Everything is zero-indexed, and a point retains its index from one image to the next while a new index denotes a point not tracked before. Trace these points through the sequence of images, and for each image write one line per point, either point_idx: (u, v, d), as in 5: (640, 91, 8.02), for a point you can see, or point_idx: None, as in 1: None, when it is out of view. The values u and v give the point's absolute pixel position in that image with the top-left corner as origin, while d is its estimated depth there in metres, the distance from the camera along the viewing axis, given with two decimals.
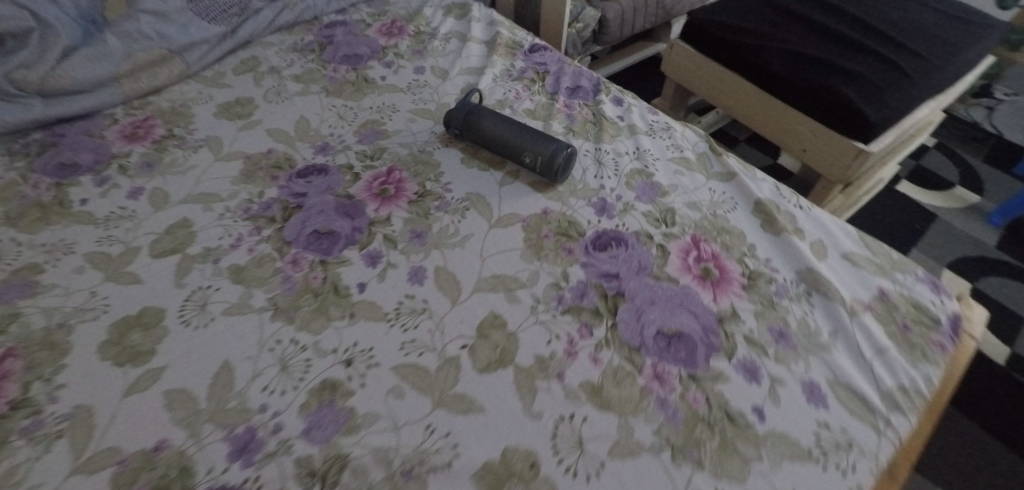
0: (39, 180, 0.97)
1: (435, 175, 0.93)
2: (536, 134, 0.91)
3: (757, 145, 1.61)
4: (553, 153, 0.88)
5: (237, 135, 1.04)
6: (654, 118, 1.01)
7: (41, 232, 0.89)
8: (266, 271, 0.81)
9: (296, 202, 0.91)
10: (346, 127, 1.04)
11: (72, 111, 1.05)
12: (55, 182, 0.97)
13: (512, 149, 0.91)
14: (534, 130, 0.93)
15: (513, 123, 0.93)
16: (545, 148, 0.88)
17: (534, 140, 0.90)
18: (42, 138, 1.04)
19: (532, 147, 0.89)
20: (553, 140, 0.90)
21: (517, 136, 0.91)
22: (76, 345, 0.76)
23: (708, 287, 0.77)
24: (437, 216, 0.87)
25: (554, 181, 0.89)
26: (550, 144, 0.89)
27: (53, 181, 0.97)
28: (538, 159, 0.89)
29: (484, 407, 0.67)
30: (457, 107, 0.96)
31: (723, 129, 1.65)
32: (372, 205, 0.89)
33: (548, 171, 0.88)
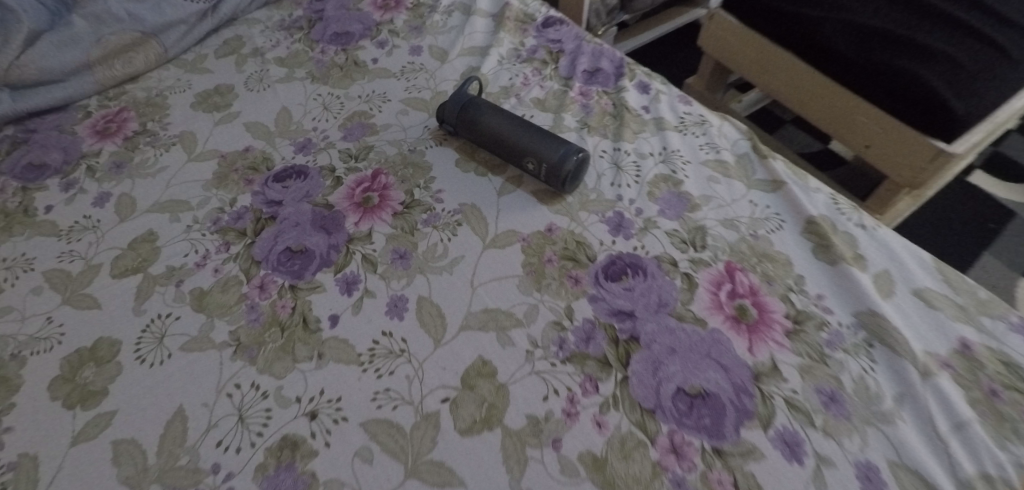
0: (5, 184, 0.89)
1: (426, 181, 0.81)
2: (542, 133, 0.77)
3: (805, 126, 1.47)
4: (561, 159, 0.74)
5: (213, 130, 0.95)
6: (687, 109, 0.86)
7: (3, 245, 0.82)
8: (231, 297, 0.72)
9: (270, 212, 0.81)
10: (331, 120, 0.93)
11: (42, 104, 0.97)
12: (21, 186, 0.89)
13: (514, 152, 0.78)
14: (540, 129, 0.79)
15: (516, 120, 0.80)
16: (551, 152, 0.75)
17: (540, 142, 0.76)
18: (13, 135, 0.96)
19: (536, 151, 0.76)
20: (561, 143, 0.76)
21: (520, 136, 0.77)
22: (25, 381, 0.68)
23: (743, 332, 0.63)
24: (424, 232, 0.75)
25: (561, 192, 0.76)
26: (558, 147, 0.75)
27: (19, 184, 0.89)
28: (542, 166, 0.75)
29: (464, 480, 0.57)
30: (452, 100, 0.83)
31: (767, 108, 1.51)
32: (352, 217, 0.78)
33: (555, 179, 0.75)
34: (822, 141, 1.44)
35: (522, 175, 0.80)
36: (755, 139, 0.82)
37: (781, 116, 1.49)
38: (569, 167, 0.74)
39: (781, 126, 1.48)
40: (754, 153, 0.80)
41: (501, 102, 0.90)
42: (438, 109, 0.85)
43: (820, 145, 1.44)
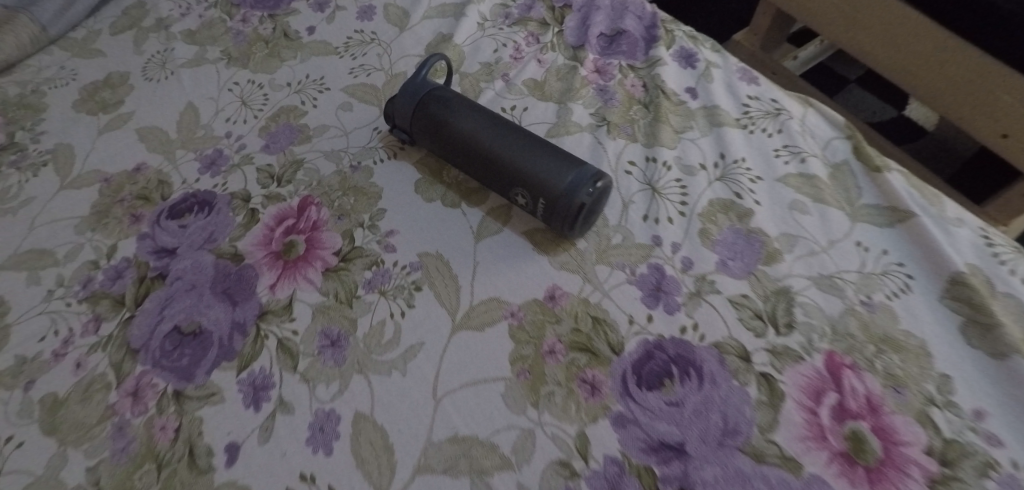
0: None
1: (372, 216, 0.56)
2: (538, 145, 0.50)
3: (873, 87, 1.18)
4: (569, 191, 0.47)
5: (96, 141, 0.70)
6: (753, 92, 0.61)
7: None
8: (93, 410, 0.50)
9: (158, 268, 0.58)
10: (251, 120, 0.68)
11: None
12: None
13: (497, 176, 0.51)
14: (536, 135, 0.52)
15: (500, 124, 0.53)
16: (554, 178, 0.48)
17: (534, 161, 0.49)
18: None
19: (529, 176, 0.49)
20: (569, 161, 0.49)
21: (505, 152, 0.51)
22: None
23: (861, 483, 0.40)
24: (366, 301, 0.51)
25: (572, 236, 0.50)
26: (564, 170, 0.48)
27: None
28: (540, 199, 0.49)
29: None
30: (404, 92, 0.56)
31: (824, 63, 1.21)
32: (268, 277, 0.54)
33: (561, 221, 0.49)
34: (895, 107, 1.15)
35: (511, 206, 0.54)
36: (856, 137, 0.57)
37: (844, 76, 1.20)
38: (582, 203, 0.47)
39: (844, 88, 1.18)
40: (858, 161, 0.55)
41: (481, 87, 0.64)
42: (388, 104, 0.59)
43: (893, 111, 1.15)
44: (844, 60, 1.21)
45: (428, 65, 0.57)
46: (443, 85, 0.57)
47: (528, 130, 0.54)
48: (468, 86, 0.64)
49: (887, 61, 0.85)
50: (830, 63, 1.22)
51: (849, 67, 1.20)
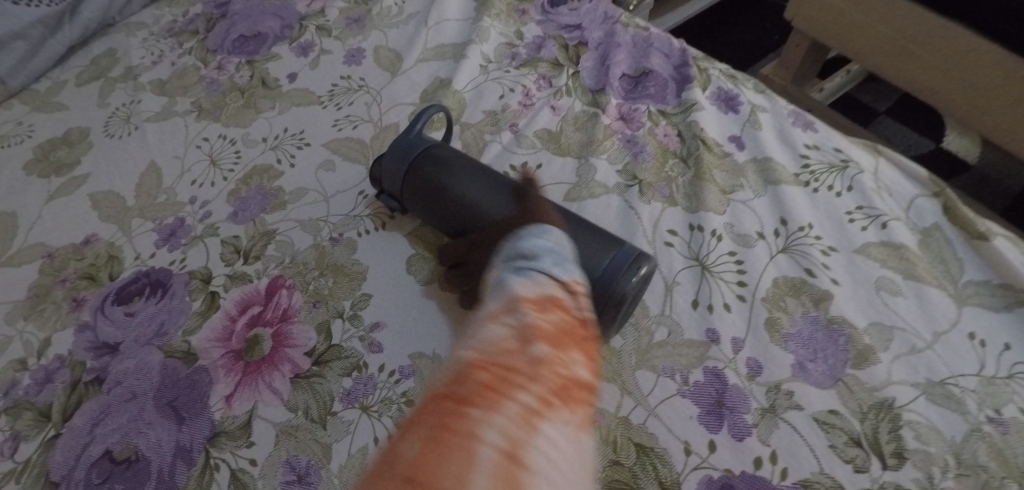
0: None
1: (354, 303, 0.45)
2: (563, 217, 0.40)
3: (905, 117, 1.06)
4: (608, 277, 0.37)
5: (46, 209, 0.60)
6: (812, 140, 0.51)
7: None
8: None
9: (95, 370, 0.45)
10: (220, 183, 0.58)
11: None
12: None
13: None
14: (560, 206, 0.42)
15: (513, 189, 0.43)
16: (588, 260, 0.38)
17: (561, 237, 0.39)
18: None
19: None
20: (603, 241, 0.39)
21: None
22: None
23: None
24: (344, 419, 0.40)
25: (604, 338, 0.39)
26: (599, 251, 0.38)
27: None
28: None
29: None
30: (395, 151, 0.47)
31: (850, 94, 1.10)
32: (223, 384, 0.43)
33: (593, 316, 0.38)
34: (932, 138, 1.02)
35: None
36: (945, 194, 0.47)
37: (872, 106, 1.08)
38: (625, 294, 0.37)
39: (873, 119, 1.06)
40: (951, 225, 0.45)
41: (485, 140, 0.54)
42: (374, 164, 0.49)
43: (931, 143, 1.02)
44: (870, 91, 1.10)
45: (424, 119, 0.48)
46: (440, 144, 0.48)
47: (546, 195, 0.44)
48: (470, 139, 0.55)
49: (944, 99, 0.76)
50: (857, 93, 1.10)
51: (876, 98, 1.09)
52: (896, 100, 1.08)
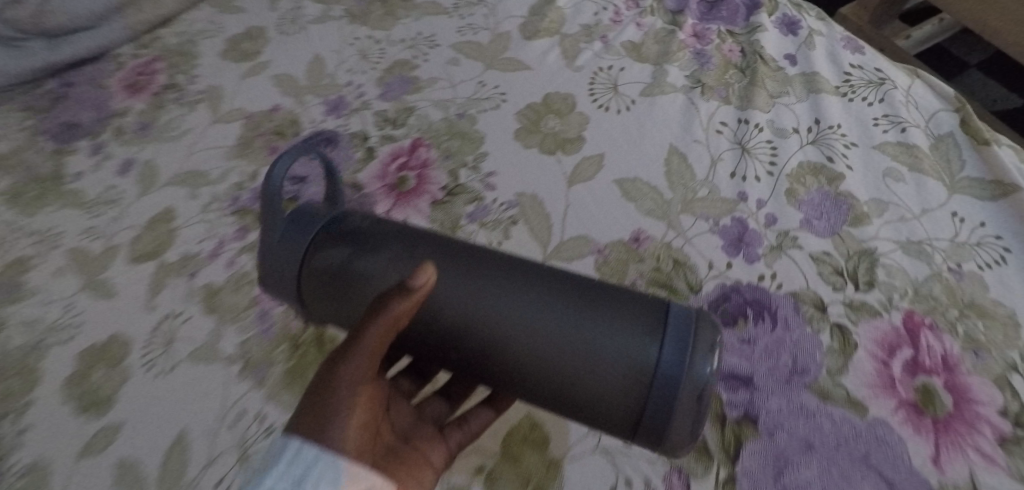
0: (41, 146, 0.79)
1: (475, 158, 0.61)
2: (573, 299, 0.38)
3: (996, 73, 1.07)
4: (671, 376, 0.35)
5: (241, 85, 0.78)
6: (856, 60, 0.60)
7: (33, 215, 0.72)
8: (242, 299, 0.59)
9: (293, 191, 0.65)
10: (369, 71, 0.73)
11: (79, 54, 0.86)
12: (54, 148, 0.78)
13: (519, 371, 0.37)
14: (530, 268, 0.40)
15: (465, 272, 0.39)
16: (637, 353, 0.36)
17: (579, 327, 0.37)
18: (52, 90, 0.85)
19: (590, 359, 0.36)
20: (643, 329, 0.36)
21: (516, 324, 0.37)
22: (40, 373, 0.58)
23: (930, 430, 0.41)
24: (467, 230, 0.56)
25: (675, 448, 0.36)
26: (638, 339, 0.36)
27: (54, 146, 0.79)
28: (624, 400, 0.36)
29: None
30: (292, 229, 0.43)
31: (942, 45, 1.11)
32: (382, 205, 0.60)
33: (660, 426, 0.35)
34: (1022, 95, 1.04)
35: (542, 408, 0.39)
36: (966, 111, 0.56)
37: (964, 59, 1.09)
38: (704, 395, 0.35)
39: (963, 71, 1.08)
40: (963, 134, 0.54)
41: (580, 47, 0.66)
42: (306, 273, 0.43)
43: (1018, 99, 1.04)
44: (964, 43, 1.11)
45: (281, 162, 0.45)
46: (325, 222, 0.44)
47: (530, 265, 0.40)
48: (568, 47, 0.67)
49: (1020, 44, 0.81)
50: (952, 46, 1.11)
51: (970, 51, 1.10)
52: (990, 56, 1.09)
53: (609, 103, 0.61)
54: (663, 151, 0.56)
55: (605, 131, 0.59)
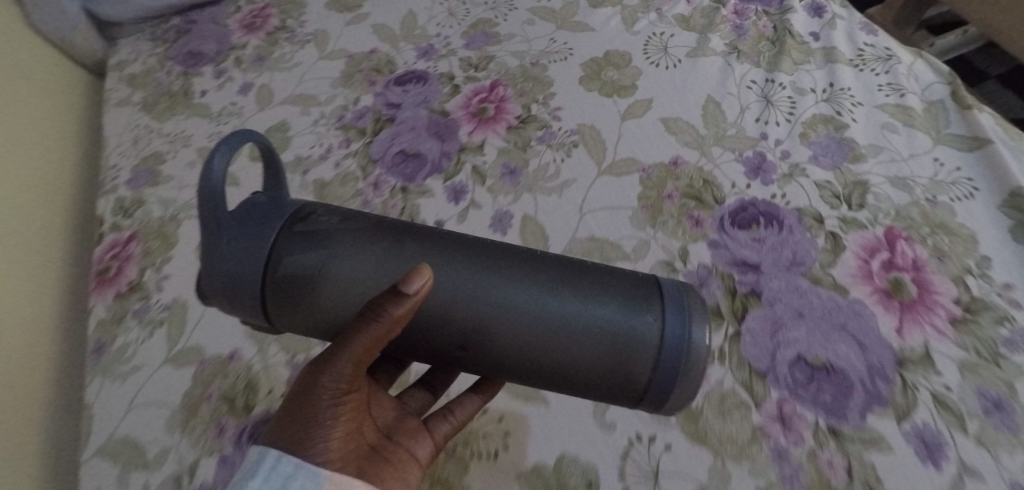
0: (171, 68, 0.94)
1: (545, 97, 0.74)
2: (567, 287, 0.40)
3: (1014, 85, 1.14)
4: (677, 345, 0.39)
5: (344, 30, 0.91)
6: (869, 40, 0.69)
7: (168, 121, 0.88)
8: (347, 191, 0.73)
9: (389, 114, 0.79)
10: (456, 27, 0.86)
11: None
12: (183, 71, 0.93)
13: (527, 359, 0.40)
14: (508, 257, 0.42)
15: (452, 263, 0.41)
16: (639, 329, 0.39)
17: (583, 309, 0.40)
18: (179, 24, 1.01)
19: (597, 338, 0.39)
20: (637, 305, 0.41)
21: (518, 313, 0.39)
22: (179, 239, 0.76)
23: (895, 310, 0.53)
24: (537, 150, 0.70)
25: (672, 412, 0.41)
26: (636, 317, 0.40)
27: (182, 69, 0.94)
28: (628, 379, 0.40)
29: (549, 400, 0.55)
30: (251, 227, 0.41)
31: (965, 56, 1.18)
32: (466, 127, 0.75)
33: (664, 397, 0.40)
34: None
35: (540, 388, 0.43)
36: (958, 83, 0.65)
37: (985, 70, 1.16)
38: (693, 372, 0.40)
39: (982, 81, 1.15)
40: (953, 101, 0.63)
41: (638, 17, 0.78)
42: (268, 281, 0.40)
43: None
44: (986, 55, 1.18)
45: (226, 149, 0.40)
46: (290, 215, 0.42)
47: (509, 253, 0.42)
48: (627, 16, 0.79)
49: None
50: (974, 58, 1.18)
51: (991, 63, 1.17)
52: (1011, 68, 1.15)
53: (659, 60, 0.73)
54: (701, 101, 0.69)
55: (654, 82, 0.71)
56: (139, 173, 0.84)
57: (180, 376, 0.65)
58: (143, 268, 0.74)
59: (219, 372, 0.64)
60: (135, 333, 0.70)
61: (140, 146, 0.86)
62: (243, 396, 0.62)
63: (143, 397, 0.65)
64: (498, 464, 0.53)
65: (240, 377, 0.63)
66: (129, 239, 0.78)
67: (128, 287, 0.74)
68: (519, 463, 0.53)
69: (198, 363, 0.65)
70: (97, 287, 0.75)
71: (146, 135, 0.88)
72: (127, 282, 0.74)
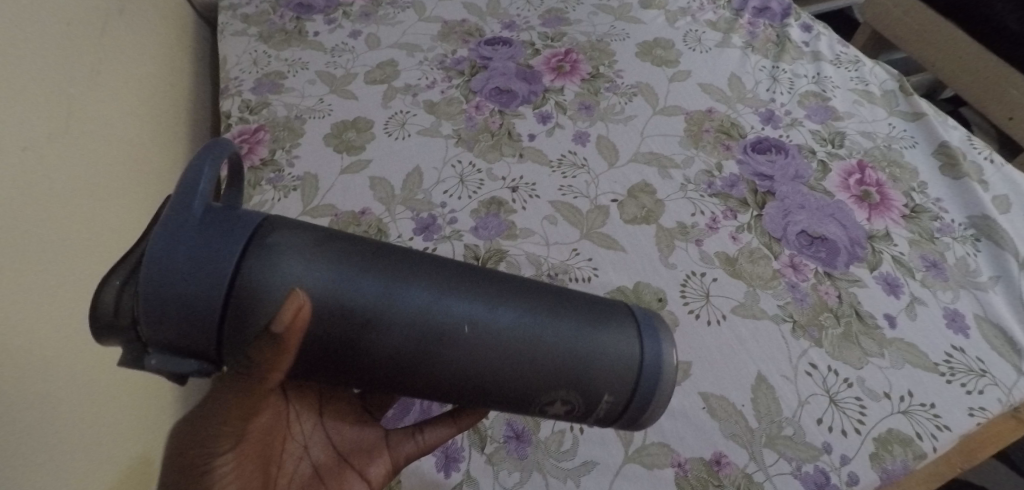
0: (284, 13, 1.12)
1: (609, 62, 0.97)
2: (540, 314, 0.44)
3: None
4: (653, 365, 0.46)
5: (438, 3, 1.12)
6: (843, 50, 0.96)
7: (285, 51, 1.05)
8: (454, 109, 0.93)
9: (483, 63, 1.00)
10: (533, 11, 1.09)
11: None
12: (296, 16, 1.11)
13: (513, 382, 0.43)
14: (481, 284, 0.44)
15: (434, 285, 0.42)
16: (612, 352, 0.45)
17: (558, 333, 0.44)
18: None
19: (576, 359, 0.44)
20: (607, 326, 0.46)
21: (498, 340, 0.42)
22: (305, 131, 0.92)
23: (865, 208, 0.76)
24: (605, 95, 0.92)
25: (642, 427, 0.48)
26: (607, 339, 0.45)
27: (294, 15, 1.12)
28: (609, 398, 0.45)
29: (626, 248, 0.75)
30: (207, 235, 0.38)
31: None
32: (548, 77, 0.96)
33: (640, 412, 0.46)
34: None
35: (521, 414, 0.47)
36: (903, 82, 0.92)
37: None
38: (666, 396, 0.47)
39: None
40: (900, 93, 0.90)
41: (678, 18, 1.03)
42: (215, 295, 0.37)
43: None
44: None
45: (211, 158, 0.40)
46: (256, 232, 0.40)
47: (477, 278, 0.45)
48: (670, 16, 1.04)
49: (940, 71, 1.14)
50: None
51: None
52: None
53: (695, 47, 0.98)
54: (727, 75, 0.93)
55: (693, 60, 0.96)
56: (262, 84, 1.00)
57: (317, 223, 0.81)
58: (273, 150, 0.90)
59: (353, 222, 0.81)
60: (271, 194, 0.85)
61: (261, 66, 1.03)
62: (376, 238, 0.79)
63: None
64: (590, 285, 0.72)
65: (372, 225, 0.80)
66: (256, 130, 0.93)
67: (260, 162, 0.89)
68: (606, 285, 0.72)
69: (333, 216, 0.82)
70: None
71: (265, 59, 1.04)
72: (259, 158, 0.89)
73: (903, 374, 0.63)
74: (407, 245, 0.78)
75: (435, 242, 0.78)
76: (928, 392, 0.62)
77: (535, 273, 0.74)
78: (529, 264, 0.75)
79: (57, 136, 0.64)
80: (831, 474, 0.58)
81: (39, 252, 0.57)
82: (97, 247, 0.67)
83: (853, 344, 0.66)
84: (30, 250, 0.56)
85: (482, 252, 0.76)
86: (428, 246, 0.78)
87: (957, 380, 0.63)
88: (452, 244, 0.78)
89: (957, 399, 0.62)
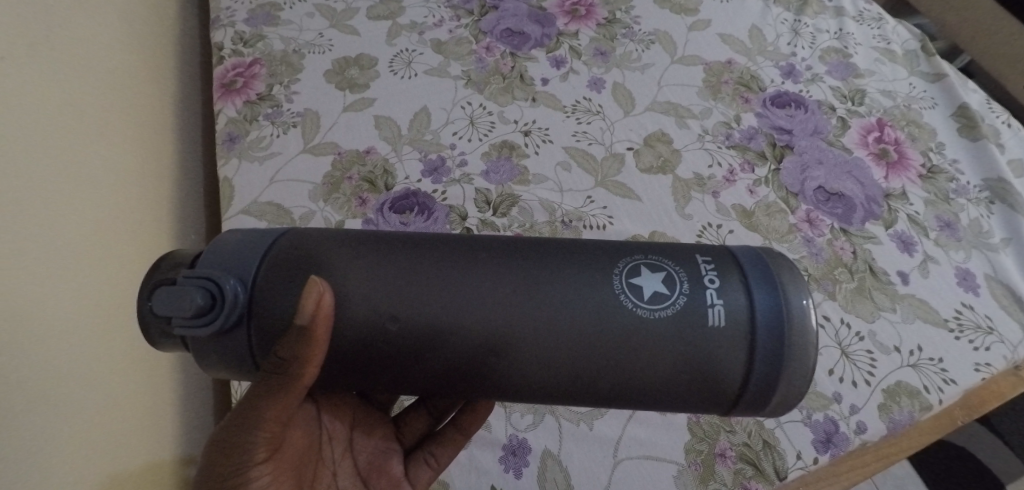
0: None
1: (626, 8, 0.93)
2: (607, 281, 0.41)
3: None
4: (773, 312, 0.41)
5: None
6: (866, 7, 0.94)
7: None
8: (462, 50, 0.89)
9: (493, 3, 0.94)
10: None
11: None
12: None
13: (602, 366, 0.41)
14: (535, 257, 0.42)
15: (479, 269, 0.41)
16: (705, 306, 0.41)
17: (631, 298, 0.41)
18: None
19: (659, 329, 0.40)
20: (693, 248, 0.45)
21: (567, 320, 0.40)
22: (304, 66, 0.87)
23: (882, 166, 0.76)
24: (621, 42, 0.89)
25: (780, 402, 0.42)
26: (704, 294, 0.41)
27: None
28: (716, 286, 0.41)
29: (641, 198, 0.74)
30: (231, 243, 0.42)
31: None
32: (563, 20, 0.92)
33: (768, 379, 0.41)
34: None
35: (631, 362, 0.41)
36: (924, 42, 0.91)
37: None
38: (786, 290, 0.42)
39: None
40: (921, 53, 0.89)
41: None
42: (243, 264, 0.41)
43: None
44: None
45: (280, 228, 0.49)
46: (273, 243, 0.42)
47: (533, 254, 0.43)
48: None
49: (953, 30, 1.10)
50: None
51: None
52: None
53: None
54: (747, 27, 0.90)
55: (713, 9, 0.92)
56: (256, 15, 0.94)
57: (320, 162, 0.78)
58: (271, 85, 0.85)
59: (357, 161, 0.78)
60: (271, 130, 0.81)
61: None
62: (382, 179, 0.77)
63: (283, 175, 0.77)
64: (605, 234, 0.71)
65: (378, 166, 0.77)
66: (251, 63, 0.88)
67: (257, 97, 0.84)
68: (620, 234, 0.71)
69: (336, 154, 0.78)
70: (225, 95, 0.85)
71: None
72: (255, 93, 0.84)
73: (914, 328, 0.64)
74: (416, 186, 0.76)
75: (445, 184, 0.76)
76: (938, 347, 0.63)
77: (549, 221, 0.73)
78: (543, 210, 0.73)
79: (56, 52, 0.59)
80: (840, 423, 0.59)
81: (45, 174, 0.54)
82: (101, 174, 0.63)
83: (866, 299, 0.66)
84: (36, 172, 0.53)
85: (494, 197, 0.74)
86: (437, 189, 0.75)
87: (966, 336, 0.64)
88: (463, 187, 0.75)
89: (966, 354, 0.63)
